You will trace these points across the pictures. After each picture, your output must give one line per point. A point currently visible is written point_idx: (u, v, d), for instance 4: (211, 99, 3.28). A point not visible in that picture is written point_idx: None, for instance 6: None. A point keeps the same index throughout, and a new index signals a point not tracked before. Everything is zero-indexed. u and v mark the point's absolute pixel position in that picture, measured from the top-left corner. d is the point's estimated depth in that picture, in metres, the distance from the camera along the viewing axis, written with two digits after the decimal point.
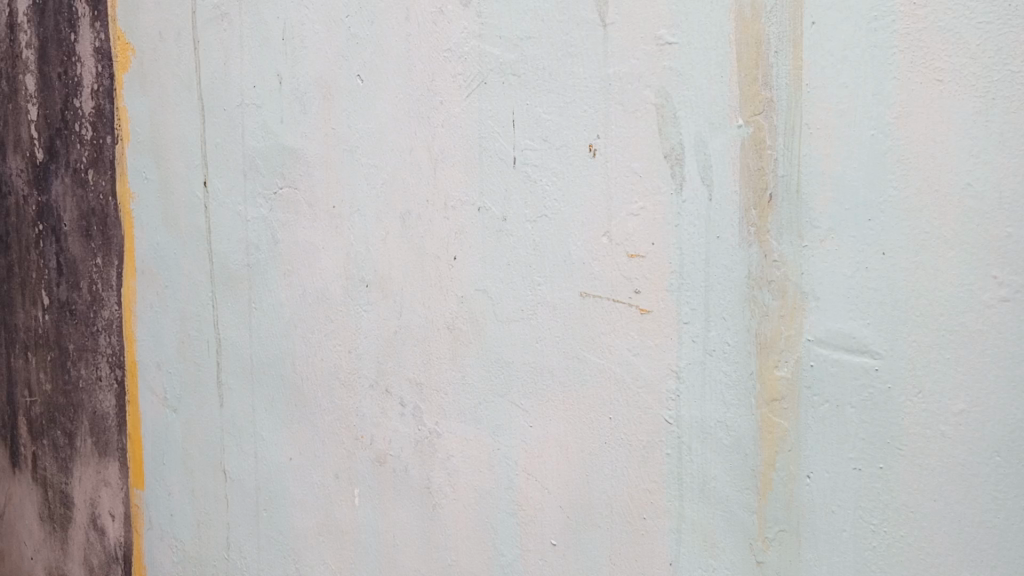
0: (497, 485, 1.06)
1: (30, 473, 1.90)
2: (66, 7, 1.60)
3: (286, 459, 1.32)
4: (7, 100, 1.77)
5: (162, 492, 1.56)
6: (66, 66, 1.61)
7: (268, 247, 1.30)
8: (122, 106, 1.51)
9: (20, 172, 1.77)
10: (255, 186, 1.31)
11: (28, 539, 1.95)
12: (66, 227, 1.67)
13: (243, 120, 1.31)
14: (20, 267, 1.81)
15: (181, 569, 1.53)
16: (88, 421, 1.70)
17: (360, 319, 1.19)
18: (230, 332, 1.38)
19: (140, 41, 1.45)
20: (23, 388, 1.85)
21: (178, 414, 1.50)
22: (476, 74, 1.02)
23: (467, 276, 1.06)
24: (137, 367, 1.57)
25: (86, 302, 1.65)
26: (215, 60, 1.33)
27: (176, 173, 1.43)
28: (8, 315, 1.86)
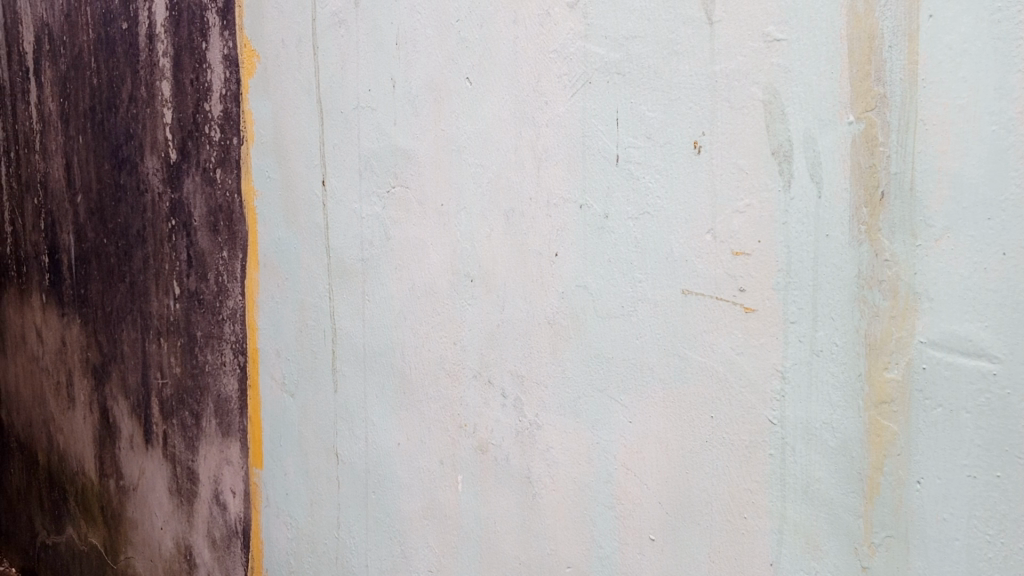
0: (596, 478, 1.08)
1: (160, 450, 2.06)
2: (198, 17, 1.71)
3: (394, 445, 1.38)
4: (146, 104, 1.92)
5: (278, 472, 1.66)
6: (198, 73, 1.73)
7: (380, 242, 1.36)
8: (246, 109, 1.61)
9: (156, 171, 1.91)
10: (368, 185, 1.37)
11: (158, 510, 2.11)
12: (196, 222, 1.80)
13: (358, 122, 1.37)
14: (155, 259, 1.96)
15: (295, 545, 1.63)
16: (213, 402, 1.83)
17: (465, 313, 1.23)
18: (344, 322, 1.46)
19: (264, 47, 1.55)
20: (156, 370, 2.01)
21: (294, 399, 1.59)
22: (582, 74, 1.04)
23: (569, 273, 1.08)
24: (258, 354, 1.67)
25: (213, 292, 1.77)
26: (333, 64, 1.40)
27: (296, 171, 1.52)
28: (145, 303, 2.02)
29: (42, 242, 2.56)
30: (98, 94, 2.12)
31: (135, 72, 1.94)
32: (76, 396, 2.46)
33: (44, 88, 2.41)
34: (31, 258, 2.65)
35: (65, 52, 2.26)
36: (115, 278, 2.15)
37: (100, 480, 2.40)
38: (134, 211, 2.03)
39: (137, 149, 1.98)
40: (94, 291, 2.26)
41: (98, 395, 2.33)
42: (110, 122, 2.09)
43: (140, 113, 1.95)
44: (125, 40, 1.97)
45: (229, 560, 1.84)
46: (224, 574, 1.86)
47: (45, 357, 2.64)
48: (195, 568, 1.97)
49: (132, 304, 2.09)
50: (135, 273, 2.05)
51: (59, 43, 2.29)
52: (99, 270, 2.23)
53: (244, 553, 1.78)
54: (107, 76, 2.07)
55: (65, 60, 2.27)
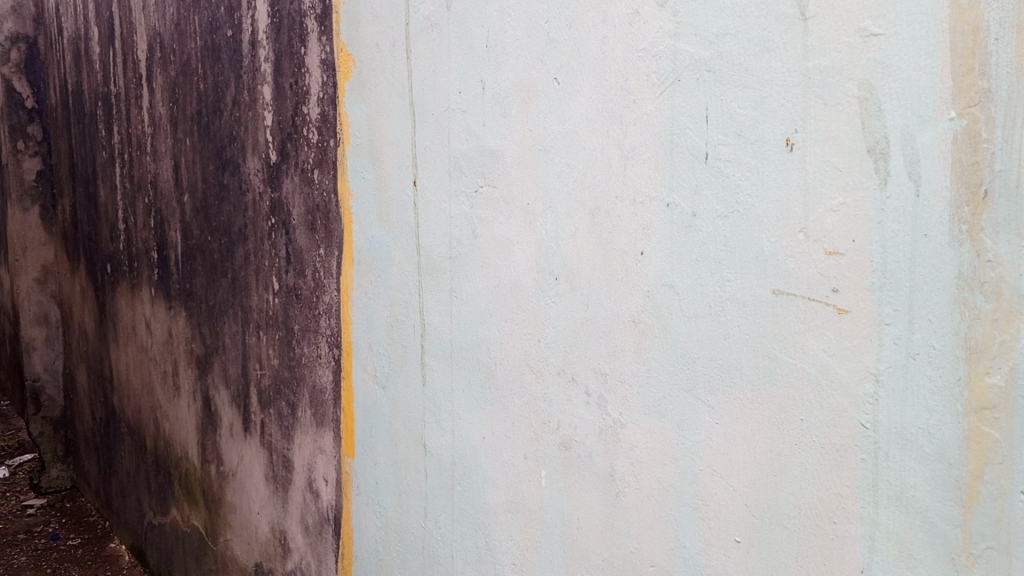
0: (681, 478, 1.08)
1: (258, 438, 2.16)
2: (297, 23, 1.78)
3: (480, 438, 1.41)
4: (248, 107, 2.02)
5: (369, 463, 1.72)
6: (297, 77, 1.81)
7: (467, 240, 1.40)
8: (343, 112, 1.67)
9: (257, 172, 2.01)
10: (457, 185, 1.41)
11: (255, 496, 2.21)
12: (294, 221, 1.88)
13: (448, 123, 1.41)
14: (256, 256, 2.06)
15: (384, 534, 1.68)
16: (308, 393, 1.91)
17: (550, 310, 1.25)
18: (433, 318, 1.50)
19: (360, 52, 1.60)
20: (256, 362, 2.11)
21: (385, 392, 1.65)
22: (670, 72, 1.04)
23: (655, 271, 1.09)
24: (351, 348, 1.73)
25: (309, 287, 1.85)
26: (425, 67, 1.45)
27: (389, 172, 1.57)
28: (246, 298, 2.13)
29: (152, 239, 2.72)
30: (204, 99, 2.23)
31: (238, 77, 2.04)
32: (181, 384, 2.60)
33: (155, 94, 2.56)
34: (141, 254, 2.82)
35: (174, 60, 2.39)
36: (218, 274, 2.27)
37: (201, 465, 2.53)
38: (236, 210, 2.13)
39: (240, 151, 2.08)
40: (199, 286, 2.39)
41: (201, 384, 2.46)
42: (215, 125, 2.20)
43: (243, 116, 2.04)
44: (229, 46, 2.07)
45: (321, 546, 1.92)
46: (317, 559, 1.94)
47: (153, 348, 2.80)
48: (289, 552, 2.06)
49: (233, 299, 2.20)
50: (237, 268, 2.16)
51: (169, 51, 2.42)
52: (203, 266, 2.35)
53: (335, 540, 1.85)
54: (212, 81, 2.18)
55: (174, 67, 2.40)
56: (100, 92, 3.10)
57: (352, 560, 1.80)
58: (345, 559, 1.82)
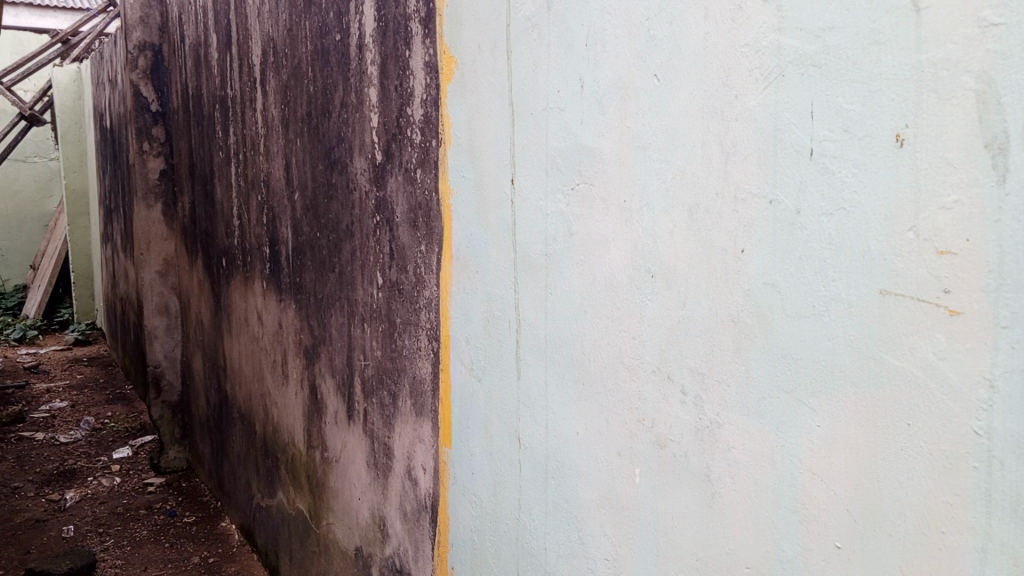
0: (780, 479, 1.07)
1: (361, 427, 2.24)
2: (402, 27, 1.84)
3: (574, 433, 1.42)
4: (355, 109, 2.10)
5: (465, 454, 1.76)
6: (401, 79, 1.87)
7: (563, 237, 1.41)
8: (446, 113, 1.72)
9: (363, 171, 2.09)
10: (554, 182, 1.42)
11: (357, 482, 2.30)
12: (398, 218, 1.94)
13: (547, 121, 1.43)
14: (361, 251, 2.14)
15: (479, 523, 1.72)
16: (408, 384, 1.97)
17: (646, 307, 1.25)
18: (529, 314, 1.52)
19: (462, 54, 1.65)
20: (360, 353, 2.20)
21: (481, 384, 1.69)
22: (774, 68, 1.03)
23: (755, 269, 1.07)
24: (450, 342, 1.78)
25: (411, 282, 1.91)
26: (525, 67, 1.47)
27: (488, 170, 1.60)
28: (351, 291, 2.22)
29: (264, 235, 2.86)
30: (314, 101, 2.33)
31: (346, 79, 2.13)
32: (289, 373, 2.73)
33: (269, 96, 2.69)
34: (254, 249, 2.97)
35: (287, 64, 2.51)
36: (326, 268, 2.37)
37: (307, 450, 2.65)
38: (343, 208, 2.22)
39: (347, 151, 2.17)
40: (307, 280, 2.50)
41: (308, 373, 2.58)
42: (324, 125, 2.30)
43: (351, 117, 2.13)
44: (338, 50, 2.16)
45: (418, 533, 1.98)
46: (415, 546, 2.00)
47: (265, 338, 2.95)
48: (388, 538, 2.14)
49: (339, 292, 2.29)
50: (344, 263, 2.25)
51: (282, 56, 2.54)
52: (312, 261, 2.46)
53: (432, 527, 1.91)
54: (322, 84, 2.28)
55: (286, 70, 2.52)
56: (218, 95, 3.28)
57: (448, 548, 1.85)
58: (441, 547, 1.87)
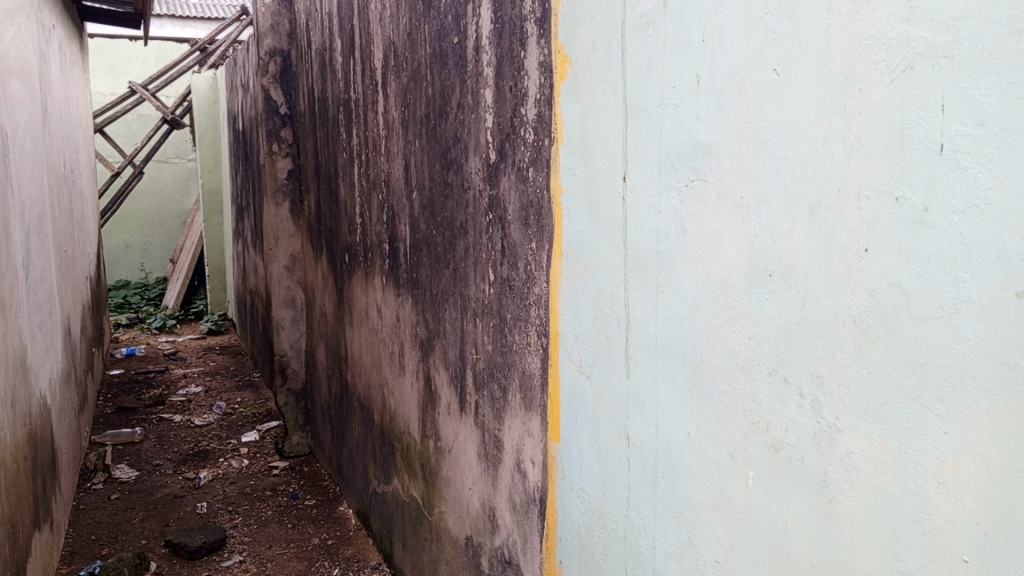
0: (902, 487, 1.02)
1: (472, 418, 2.30)
2: (518, 28, 1.87)
3: (684, 434, 1.41)
4: (472, 110, 2.15)
5: (574, 449, 1.78)
6: (516, 79, 1.90)
7: (676, 235, 1.41)
8: (559, 112, 1.74)
9: (478, 170, 2.14)
10: (667, 179, 1.42)
11: (468, 472, 2.36)
12: (510, 216, 1.98)
13: (661, 118, 1.42)
14: (474, 248, 2.20)
15: (587, 518, 1.74)
16: (518, 378, 2.01)
17: (762, 307, 1.23)
18: (639, 312, 1.52)
19: (576, 52, 1.66)
20: (472, 346, 2.25)
21: (590, 381, 1.70)
22: (903, 60, 0.99)
23: (877, 269, 1.04)
24: (559, 338, 1.80)
25: (522, 278, 1.95)
26: (640, 64, 1.47)
27: (600, 169, 1.61)
28: (465, 287, 2.28)
29: (384, 232, 2.97)
30: (433, 102, 2.41)
31: (464, 81, 2.18)
32: (406, 365, 2.82)
33: (390, 98, 2.79)
34: (374, 246, 3.10)
35: (407, 67, 2.59)
36: (441, 265, 2.44)
37: (421, 439, 2.73)
38: (459, 206, 2.28)
39: (463, 151, 2.23)
40: (424, 276, 2.58)
41: (424, 365, 2.66)
42: (441, 126, 2.37)
43: (467, 119, 2.18)
44: (456, 52, 2.21)
45: (527, 525, 2.01)
46: (523, 537, 2.03)
47: (383, 331, 3.06)
48: (497, 529, 2.18)
49: (453, 288, 2.36)
50: (458, 260, 2.31)
51: (403, 59, 2.63)
52: (428, 257, 2.54)
53: (541, 521, 1.94)
54: (439, 87, 2.35)
55: (407, 73, 2.60)
56: (342, 98, 3.42)
57: (556, 541, 1.87)
58: (550, 540, 1.90)
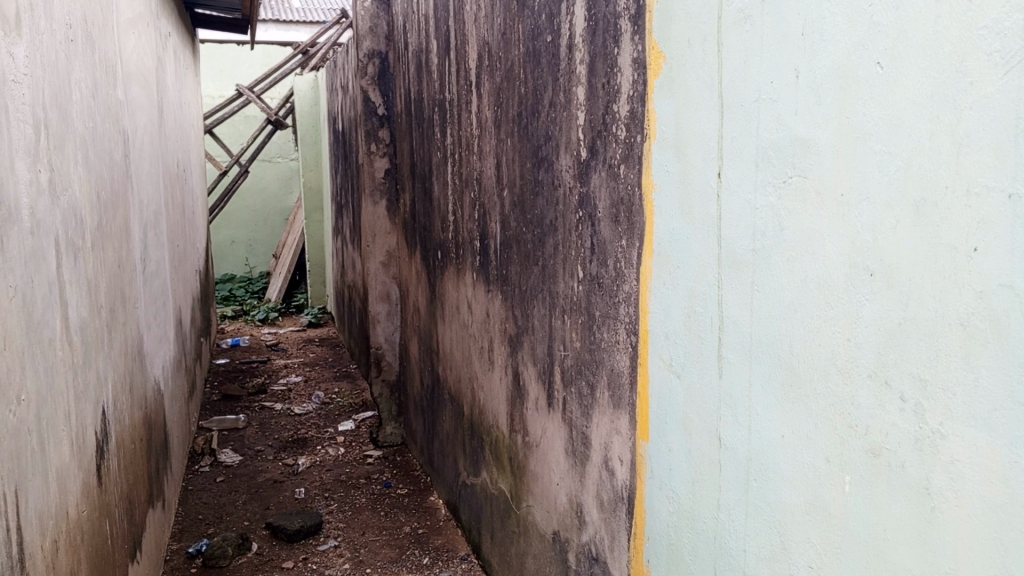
0: (1012, 498, 0.97)
1: (560, 414, 2.31)
2: (612, 25, 1.87)
3: (778, 437, 1.39)
4: (564, 107, 2.16)
5: (663, 449, 1.77)
6: (609, 76, 1.90)
7: (773, 233, 1.38)
8: (652, 109, 1.73)
9: (568, 168, 2.16)
10: (764, 175, 1.39)
11: (556, 468, 2.37)
12: (600, 214, 1.98)
13: (758, 114, 1.40)
14: (564, 245, 2.21)
15: (676, 518, 1.73)
16: (606, 376, 2.01)
17: (863, 307, 1.19)
18: (733, 311, 1.50)
19: (671, 49, 1.65)
20: (561, 343, 2.27)
21: (681, 380, 1.69)
22: (1018, 50, 0.94)
23: (988, 269, 0.99)
24: (649, 336, 1.80)
25: (611, 276, 1.95)
26: (736, 59, 1.45)
27: (694, 165, 1.59)
28: (554, 284, 2.30)
29: (475, 230, 3.02)
30: (525, 101, 2.43)
31: (556, 79, 2.20)
32: (495, 360, 2.86)
33: (483, 98, 2.83)
34: (466, 243, 3.15)
35: (500, 66, 2.62)
36: (530, 262, 2.46)
37: (510, 433, 2.77)
38: (549, 204, 2.30)
39: (555, 149, 2.24)
40: (514, 273, 2.61)
41: (513, 360, 2.69)
42: (533, 124, 2.39)
43: (559, 116, 2.20)
44: (550, 51, 2.23)
45: (615, 522, 2.01)
46: (611, 535, 2.03)
47: (473, 326, 3.11)
48: (585, 525, 2.19)
49: (542, 285, 2.38)
50: (548, 257, 2.33)
51: (496, 59, 2.66)
52: (518, 254, 2.57)
53: (629, 519, 1.94)
54: (532, 86, 2.37)
55: (500, 73, 2.64)
56: (437, 98, 3.49)
57: (644, 540, 1.87)
58: (638, 539, 1.90)
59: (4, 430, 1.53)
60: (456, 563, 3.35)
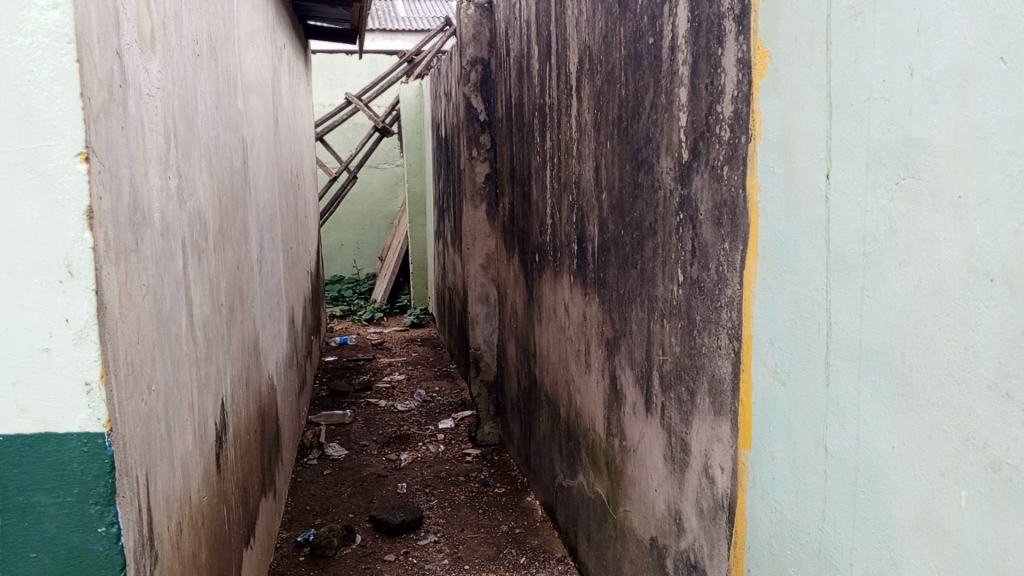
0: None
1: (659, 420, 2.29)
2: (716, 26, 1.84)
3: (889, 448, 1.34)
4: (666, 109, 2.15)
5: (766, 457, 1.73)
6: (713, 77, 1.87)
7: (884, 237, 1.33)
8: (757, 109, 1.69)
9: (669, 170, 2.14)
10: (875, 177, 1.35)
11: (654, 474, 2.36)
12: (702, 216, 1.96)
13: (870, 113, 1.35)
14: (663, 249, 2.20)
15: (779, 529, 1.68)
16: (707, 382, 1.98)
17: (982, 315, 1.13)
18: (842, 317, 1.46)
19: (777, 48, 1.61)
20: (659, 347, 2.25)
21: (786, 388, 1.65)
22: None
23: None
24: (752, 342, 1.76)
25: (713, 279, 1.92)
26: (846, 57, 1.40)
27: (801, 166, 1.56)
28: (653, 287, 2.28)
29: (573, 232, 3.03)
30: (626, 104, 2.42)
31: (658, 81, 2.18)
32: (592, 363, 2.87)
33: (583, 101, 2.84)
34: (564, 246, 3.16)
35: (601, 69, 2.63)
36: (629, 265, 2.45)
37: (607, 437, 2.76)
38: (649, 206, 2.29)
39: (655, 151, 2.23)
40: (612, 276, 2.61)
41: (610, 363, 2.69)
42: (634, 127, 2.38)
43: (660, 118, 2.18)
44: (652, 53, 2.22)
45: (715, 531, 1.98)
46: (710, 543, 2.00)
47: (571, 328, 3.12)
48: (683, 532, 2.17)
49: (641, 288, 2.37)
50: (647, 260, 2.32)
51: (597, 63, 2.67)
52: (616, 257, 2.57)
53: (729, 528, 1.90)
54: (634, 88, 2.36)
55: (601, 76, 2.64)
56: (538, 102, 3.52)
57: (745, 550, 1.83)
58: (738, 548, 1.86)
59: (137, 418, 1.65)
60: (552, 564, 3.37)
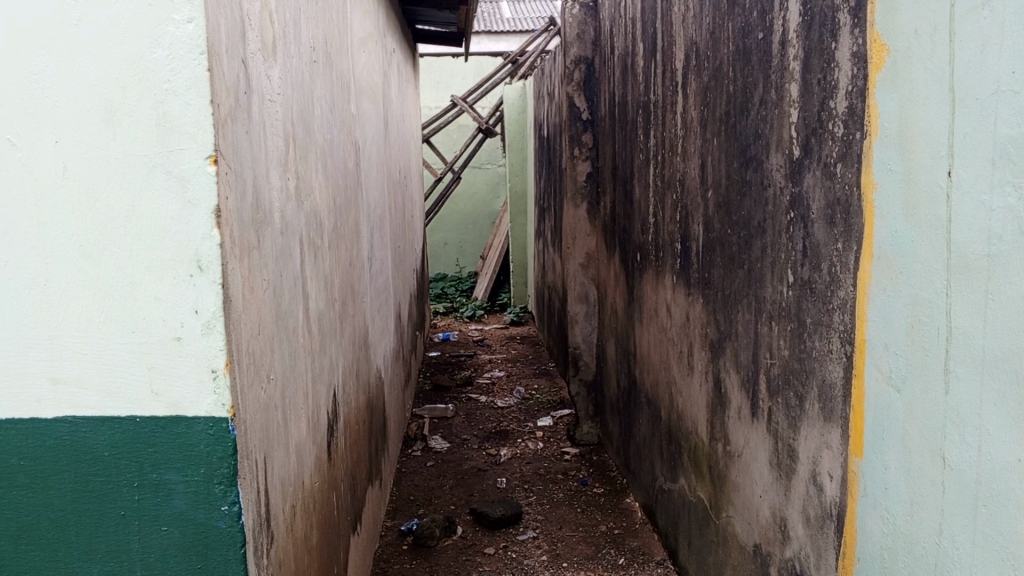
0: None
1: (765, 425, 2.24)
2: (830, 19, 1.79)
3: (1014, 461, 1.26)
4: (776, 105, 2.09)
5: (878, 466, 1.67)
6: (826, 72, 1.81)
7: (1012, 237, 1.26)
8: (873, 104, 1.63)
9: (779, 167, 2.09)
10: (1002, 174, 1.28)
11: (759, 480, 2.30)
12: (814, 215, 1.90)
13: (996, 107, 1.28)
14: (772, 249, 2.15)
15: (891, 540, 1.62)
16: (817, 386, 1.93)
17: None
18: (964, 322, 1.39)
19: (896, 40, 1.55)
20: (767, 350, 2.20)
21: (901, 395, 1.58)
22: None
23: None
24: (865, 346, 1.70)
25: (825, 281, 1.86)
26: (971, 49, 1.34)
27: (920, 163, 1.49)
28: (761, 289, 2.23)
29: (677, 231, 2.99)
30: (734, 100, 2.38)
31: (768, 76, 2.13)
32: (695, 365, 2.83)
33: (689, 98, 2.80)
34: (667, 245, 3.13)
35: (708, 65, 2.59)
36: (736, 265, 2.41)
37: (710, 440, 2.72)
38: (757, 205, 2.24)
39: (764, 148, 2.18)
40: (717, 276, 2.57)
41: (714, 366, 2.65)
42: (742, 124, 2.33)
43: (770, 114, 2.13)
44: (761, 48, 2.16)
45: (822, 540, 1.92)
46: (818, 553, 1.95)
47: (673, 329, 3.09)
48: (788, 540, 2.11)
49: (748, 289, 2.32)
50: (754, 260, 2.27)
51: (704, 59, 2.63)
52: (722, 257, 2.52)
53: (838, 537, 1.84)
54: (742, 83, 2.31)
55: (708, 72, 2.60)
56: (642, 100, 3.50)
57: (854, 560, 1.77)
58: (847, 559, 1.80)
59: (257, 405, 1.75)
60: (652, 567, 3.34)
